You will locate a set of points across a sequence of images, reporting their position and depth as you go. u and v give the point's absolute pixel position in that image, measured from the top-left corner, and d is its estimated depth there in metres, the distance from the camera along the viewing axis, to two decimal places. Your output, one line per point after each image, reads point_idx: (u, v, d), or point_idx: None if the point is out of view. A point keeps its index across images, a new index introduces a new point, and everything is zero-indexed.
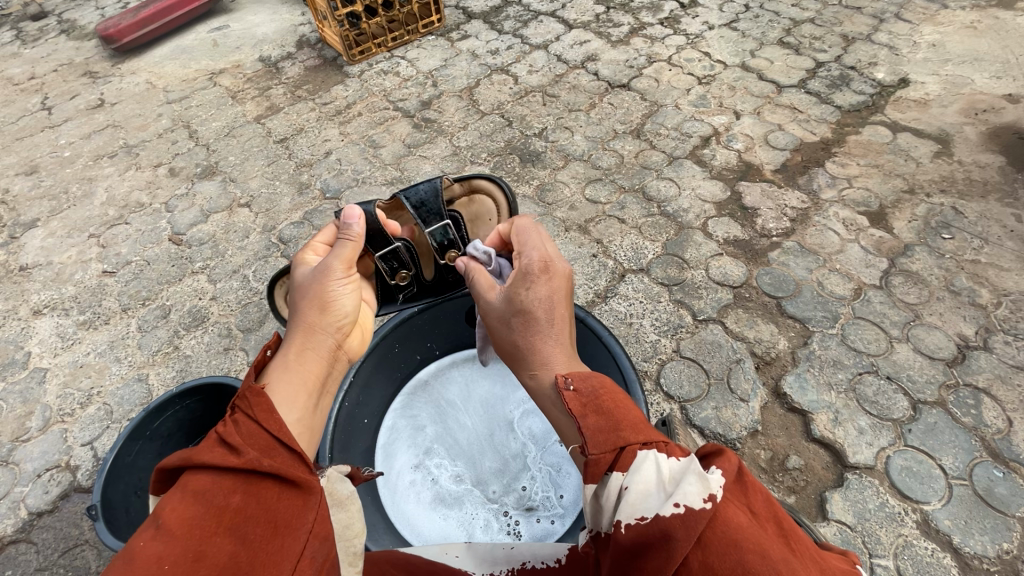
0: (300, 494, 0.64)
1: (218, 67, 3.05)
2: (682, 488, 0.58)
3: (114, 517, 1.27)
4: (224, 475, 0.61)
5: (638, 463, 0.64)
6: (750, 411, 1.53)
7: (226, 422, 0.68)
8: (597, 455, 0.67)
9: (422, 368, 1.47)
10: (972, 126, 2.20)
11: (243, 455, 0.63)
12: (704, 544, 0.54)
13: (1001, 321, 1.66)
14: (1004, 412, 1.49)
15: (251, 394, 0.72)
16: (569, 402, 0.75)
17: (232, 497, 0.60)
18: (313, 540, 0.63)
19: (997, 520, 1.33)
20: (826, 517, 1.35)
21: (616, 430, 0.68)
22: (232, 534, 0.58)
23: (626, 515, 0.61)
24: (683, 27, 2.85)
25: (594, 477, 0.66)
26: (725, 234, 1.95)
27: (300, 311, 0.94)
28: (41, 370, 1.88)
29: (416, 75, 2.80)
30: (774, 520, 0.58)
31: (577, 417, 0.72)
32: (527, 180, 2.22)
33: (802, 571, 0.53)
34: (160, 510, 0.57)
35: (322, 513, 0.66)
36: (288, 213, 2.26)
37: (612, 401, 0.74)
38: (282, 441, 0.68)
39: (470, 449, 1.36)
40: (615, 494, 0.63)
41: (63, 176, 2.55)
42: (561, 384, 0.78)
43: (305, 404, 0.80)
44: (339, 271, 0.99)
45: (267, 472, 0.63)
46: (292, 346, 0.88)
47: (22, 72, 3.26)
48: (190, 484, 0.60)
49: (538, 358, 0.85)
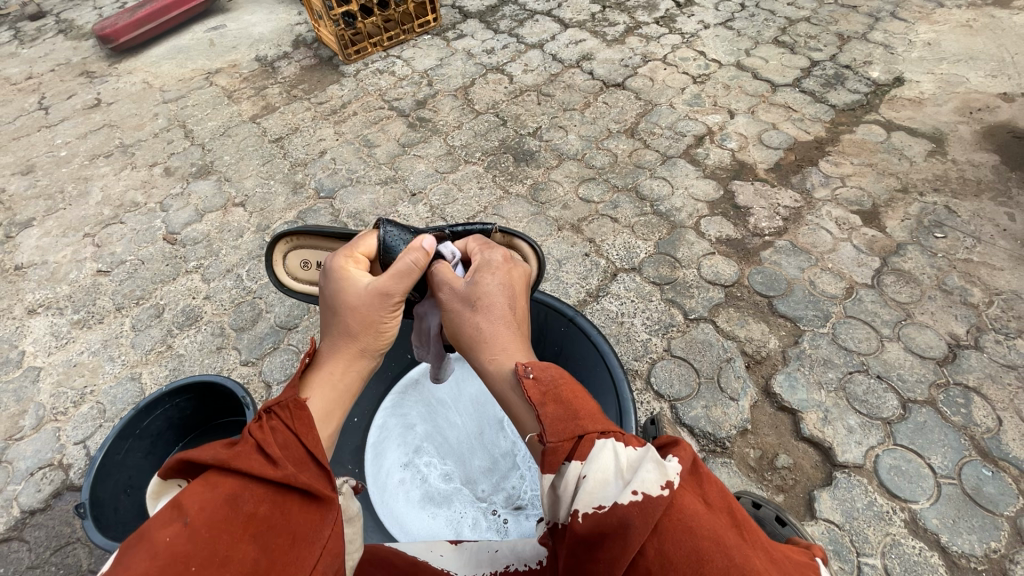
0: (319, 509, 0.64)
1: (214, 67, 3.05)
2: (640, 476, 0.59)
3: (103, 515, 1.28)
4: (259, 484, 0.60)
5: (596, 452, 0.63)
6: (739, 410, 1.53)
7: (263, 427, 0.67)
8: (554, 443, 0.65)
9: (412, 367, 1.45)
10: (966, 125, 2.19)
11: (281, 468, 0.63)
12: (660, 532, 0.54)
13: (992, 319, 1.66)
14: (994, 411, 1.49)
15: (293, 406, 0.71)
16: (526, 391, 0.72)
17: (260, 505, 0.59)
18: (325, 555, 0.62)
19: (985, 520, 1.33)
20: (814, 516, 1.35)
21: (574, 418, 0.67)
22: (256, 541, 0.57)
23: (583, 504, 0.60)
24: (678, 26, 2.85)
25: (551, 466, 0.65)
26: (717, 232, 1.95)
27: (340, 331, 0.85)
28: (35, 369, 1.89)
29: (411, 75, 2.81)
30: (728, 511, 0.59)
31: (535, 405, 0.70)
32: (521, 179, 2.22)
33: (755, 558, 0.53)
34: (187, 507, 0.56)
35: (336, 528, 0.66)
36: (283, 212, 2.26)
37: (570, 391, 0.72)
38: (313, 458, 0.68)
39: (460, 448, 1.37)
40: (572, 485, 0.62)
41: (59, 176, 2.56)
42: (520, 370, 0.75)
43: (336, 426, 0.78)
44: (393, 298, 0.89)
45: (299, 486, 0.63)
46: (333, 363, 0.82)
47: (20, 72, 3.27)
48: (221, 485, 0.59)
49: (503, 347, 0.82)
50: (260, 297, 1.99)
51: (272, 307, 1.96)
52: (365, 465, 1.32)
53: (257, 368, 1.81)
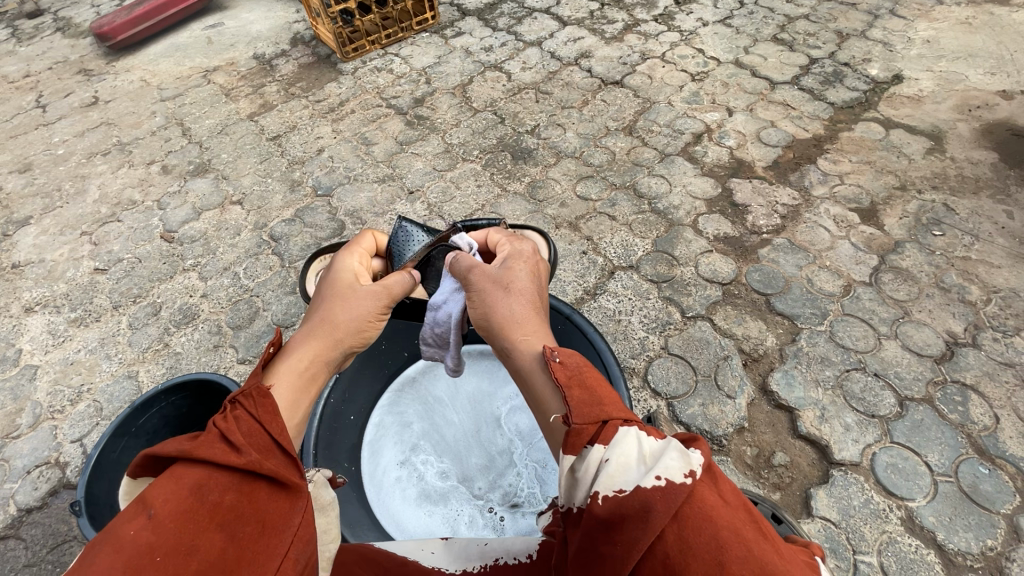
0: (287, 496, 0.64)
1: (212, 64, 3.05)
2: (664, 462, 0.58)
3: (98, 513, 1.27)
4: (223, 473, 0.60)
5: (620, 438, 0.62)
6: (736, 408, 1.53)
7: (226, 417, 0.66)
8: (579, 425, 0.65)
9: (408, 366, 1.45)
10: (965, 122, 2.19)
11: (244, 455, 0.62)
12: (681, 519, 0.54)
13: (990, 317, 1.66)
14: (991, 409, 1.49)
15: (257, 394, 0.70)
16: (554, 374, 0.71)
17: (227, 494, 0.59)
18: (297, 542, 0.63)
19: (982, 517, 1.33)
20: (811, 513, 1.35)
21: (599, 404, 0.67)
22: (223, 531, 0.57)
23: (603, 487, 0.59)
24: (677, 23, 2.84)
25: (573, 448, 0.64)
26: (715, 230, 1.94)
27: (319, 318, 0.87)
28: (32, 367, 1.89)
29: (410, 72, 2.80)
30: (745, 506, 0.59)
31: (563, 387, 0.69)
32: (519, 177, 2.22)
33: (773, 552, 0.53)
34: (151, 501, 0.56)
35: (306, 514, 0.66)
36: (280, 210, 2.26)
37: (595, 380, 0.72)
38: (280, 444, 0.67)
39: (457, 445, 1.36)
40: (594, 469, 0.61)
41: (57, 174, 2.56)
42: (547, 354, 0.75)
43: (301, 417, 0.77)
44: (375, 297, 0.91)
45: (266, 473, 0.62)
46: (307, 350, 0.81)
47: (18, 70, 3.26)
48: (186, 478, 0.58)
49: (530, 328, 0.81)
50: (258, 296, 1.99)
51: (269, 305, 1.95)
52: (362, 463, 1.31)
53: (254, 366, 1.81)
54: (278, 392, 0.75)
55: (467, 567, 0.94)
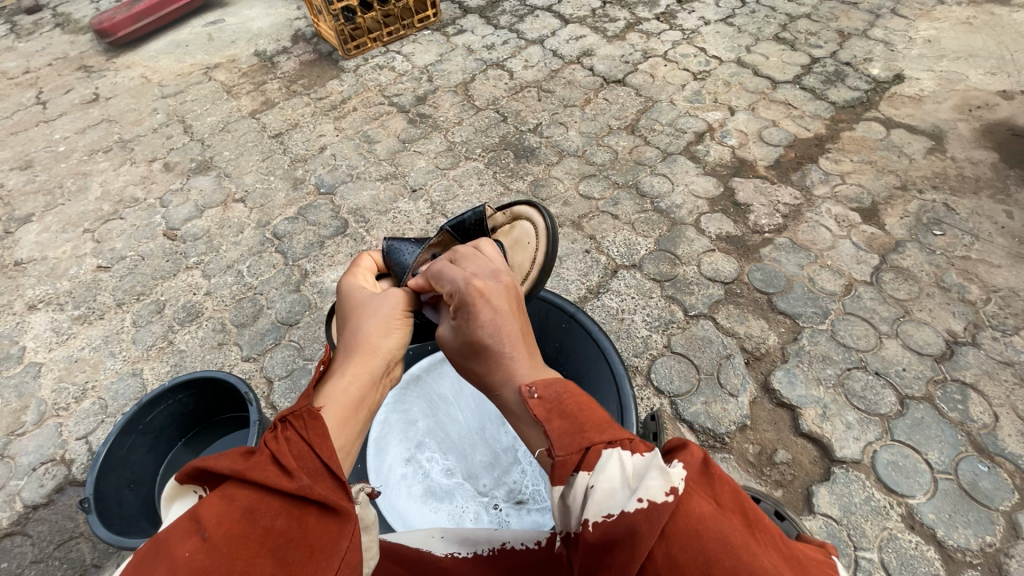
0: (337, 522, 0.62)
1: (213, 61, 3.04)
2: (645, 484, 0.57)
3: (106, 510, 1.28)
4: (274, 497, 0.59)
5: (603, 462, 0.61)
6: (738, 407, 1.54)
7: (278, 439, 0.66)
8: (563, 456, 0.62)
9: (414, 363, 1.45)
10: (965, 122, 2.20)
11: (297, 480, 0.61)
12: (667, 537, 0.53)
13: (990, 316, 1.68)
14: (990, 407, 1.51)
15: (308, 416, 0.71)
16: (531, 411, 0.69)
17: (277, 519, 0.58)
18: (345, 567, 0.60)
19: (981, 514, 1.35)
20: (813, 510, 1.37)
21: (580, 431, 0.64)
22: (273, 556, 0.56)
23: (592, 513, 0.59)
24: (679, 22, 2.85)
25: (561, 479, 0.62)
26: (717, 229, 1.95)
27: (348, 344, 0.87)
28: (35, 364, 1.89)
29: (411, 70, 2.80)
30: (739, 512, 0.57)
31: (540, 421, 0.67)
32: (521, 175, 2.23)
33: (765, 557, 0.52)
34: (205, 520, 0.56)
35: (355, 541, 0.63)
36: (283, 208, 2.26)
37: (578, 406, 0.68)
38: (331, 468, 0.66)
39: (461, 443, 1.37)
40: (580, 497, 0.60)
41: (57, 171, 2.55)
42: (524, 393, 0.71)
43: (357, 431, 0.76)
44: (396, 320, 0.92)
45: (316, 498, 0.61)
46: (348, 369, 0.82)
47: (17, 66, 3.25)
48: (239, 499, 0.58)
49: (500, 377, 0.76)
50: (261, 294, 1.99)
51: (273, 303, 1.96)
52: (368, 460, 1.31)
53: (259, 363, 1.81)
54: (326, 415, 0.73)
55: (477, 550, 0.96)
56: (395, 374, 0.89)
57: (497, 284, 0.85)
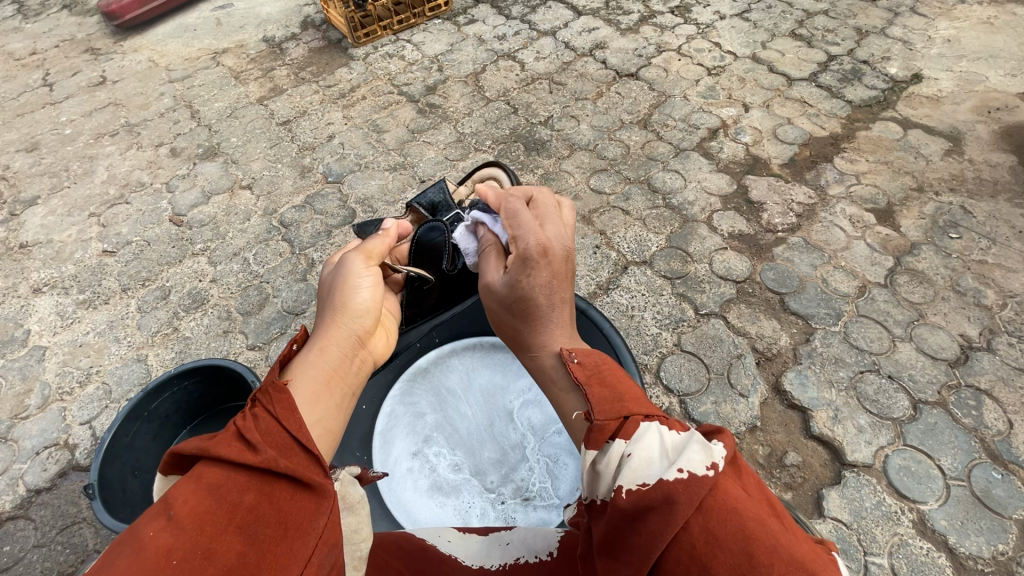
0: (313, 499, 0.60)
1: (221, 46, 3.01)
2: (686, 455, 0.57)
3: (111, 496, 1.27)
4: (240, 473, 0.57)
5: (641, 433, 0.63)
6: (749, 407, 1.53)
7: (245, 416, 0.64)
8: (601, 421, 0.67)
9: (420, 356, 1.40)
10: (984, 124, 2.16)
11: (261, 453, 0.59)
12: (705, 510, 0.53)
13: (1006, 322, 1.65)
14: (1005, 414, 1.48)
15: (274, 389, 0.69)
16: (572, 374, 0.78)
17: (245, 495, 0.55)
18: (321, 545, 0.58)
19: (994, 522, 1.33)
20: (822, 514, 1.36)
21: (620, 400, 0.69)
22: (241, 533, 0.53)
23: (627, 481, 0.59)
24: (693, 16, 2.80)
25: (596, 444, 0.65)
26: (730, 227, 1.93)
27: (326, 308, 0.92)
28: (40, 348, 1.88)
29: (422, 59, 2.77)
30: (768, 501, 0.56)
31: (582, 386, 0.75)
32: (532, 168, 2.19)
33: (799, 543, 0.51)
34: (171, 500, 0.53)
35: (333, 518, 0.61)
36: (290, 196, 2.24)
37: (614, 373, 0.77)
38: (300, 441, 0.64)
39: (469, 439, 1.33)
40: (616, 462, 0.62)
41: (63, 154, 2.53)
42: (564, 357, 0.82)
43: (333, 405, 0.76)
44: (361, 267, 0.98)
45: (283, 472, 0.59)
46: (316, 343, 0.84)
47: (23, 47, 3.22)
48: (204, 476, 0.56)
49: (541, 340, 0.87)
50: (267, 282, 1.98)
51: (279, 292, 1.94)
52: (374, 453, 1.28)
53: (264, 352, 1.80)
54: (295, 388, 0.73)
55: (483, 564, 0.92)
56: (370, 348, 0.92)
57: (559, 245, 0.91)
